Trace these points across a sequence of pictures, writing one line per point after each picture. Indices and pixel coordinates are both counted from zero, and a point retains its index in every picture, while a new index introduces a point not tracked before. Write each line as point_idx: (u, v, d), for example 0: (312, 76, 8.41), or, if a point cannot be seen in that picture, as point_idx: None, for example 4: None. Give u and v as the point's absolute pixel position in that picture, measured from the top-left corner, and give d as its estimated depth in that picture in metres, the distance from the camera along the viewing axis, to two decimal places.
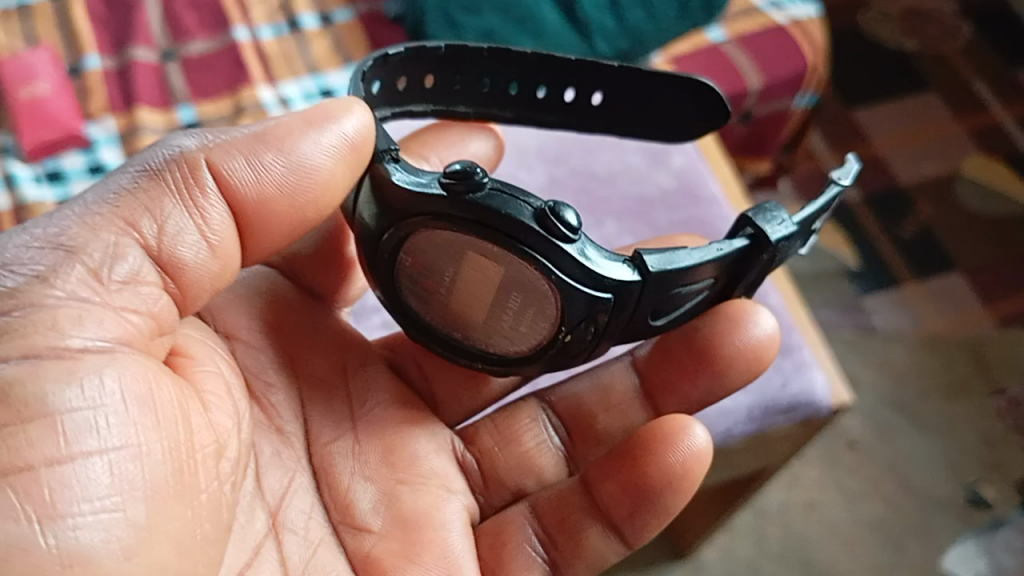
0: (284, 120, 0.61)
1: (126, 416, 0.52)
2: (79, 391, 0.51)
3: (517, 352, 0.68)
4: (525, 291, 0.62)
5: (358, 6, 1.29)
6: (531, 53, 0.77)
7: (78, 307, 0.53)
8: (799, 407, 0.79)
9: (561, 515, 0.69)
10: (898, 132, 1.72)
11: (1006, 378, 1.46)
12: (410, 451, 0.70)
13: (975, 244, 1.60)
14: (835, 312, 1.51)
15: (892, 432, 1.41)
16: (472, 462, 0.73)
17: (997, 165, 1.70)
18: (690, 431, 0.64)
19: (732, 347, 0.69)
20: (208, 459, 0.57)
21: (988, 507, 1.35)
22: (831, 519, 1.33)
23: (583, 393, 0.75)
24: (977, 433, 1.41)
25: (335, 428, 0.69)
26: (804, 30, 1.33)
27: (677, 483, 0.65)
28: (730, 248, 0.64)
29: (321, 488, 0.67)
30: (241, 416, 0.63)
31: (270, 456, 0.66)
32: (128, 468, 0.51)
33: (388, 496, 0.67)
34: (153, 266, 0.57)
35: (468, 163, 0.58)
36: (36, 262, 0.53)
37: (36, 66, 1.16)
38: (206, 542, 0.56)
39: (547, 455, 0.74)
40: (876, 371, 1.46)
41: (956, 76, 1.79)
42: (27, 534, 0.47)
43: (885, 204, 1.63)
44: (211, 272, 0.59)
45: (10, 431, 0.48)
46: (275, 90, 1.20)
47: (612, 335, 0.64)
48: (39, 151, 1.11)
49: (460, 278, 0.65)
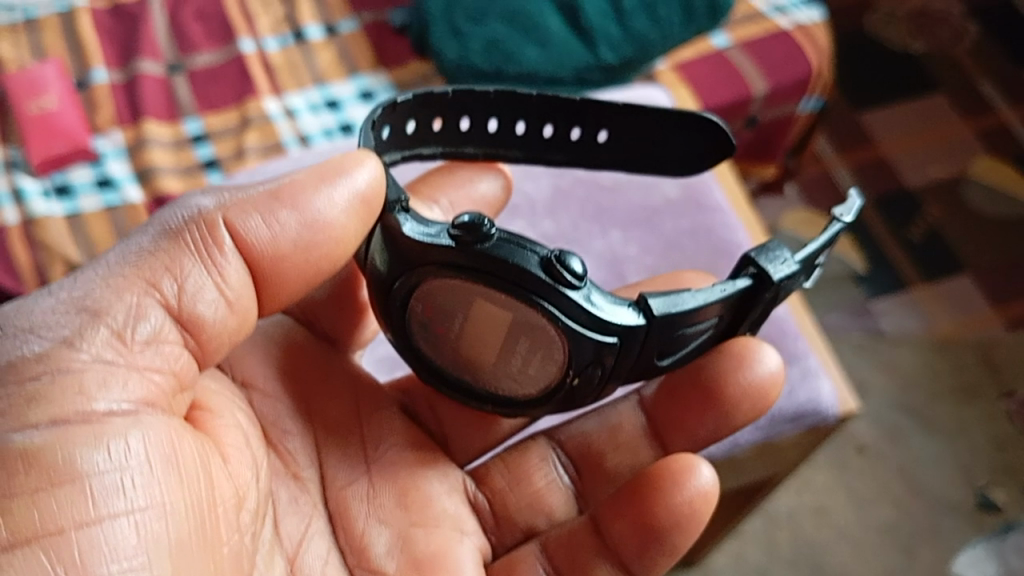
0: (298, 176, 0.61)
1: (150, 476, 0.52)
2: (105, 453, 0.51)
3: (525, 395, 0.69)
4: (532, 337, 0.63)
5: (363, 16, 1.30)
6: (537, 94, 0.76)
7: (103, 370, 0.53)
8: (806, 415, 0.78)
9: (571, 554, 0.68)
10: (905, 134, 1.71)
11: (1015, 380, 1.46)
12: (423, 494, 0.70)
13: (984, 245, 1.60)
14: (844, 316, 1.51)
15: (901, 436, 1.41)
16: (484, 502, 0.73)
17: (1005, 166, 1.69)
18: (696, 471, 0.64)
19: (738, 386, 0.69)
20: (229, 512, 0.58)
21: (998, 511, 1.35)
22: (841, 524, 1.33)
23: (591, 432, 0.75)
24: (987, 436, 1.41)
25: (350, 472, 0.70)
26: (809, 33, 1.32)
27: (684, 523, 0.64)
28: (734, 289, 0.63)
29: (337, 532, 0.68)
30: (259, 465, 0.64)
31: (286, 502, 0.67)
32: (154, 528, 0.51)
33: (402, 540, 0.67)
34: (174, 325, 0.57)
35: (477, 215, 0.58)
36: (61, 326, 0.53)
37: (43, 79, 1.17)
38: None
39: (557, 494, 0.74)
40: (885, 374, 1.46)
41: (963, 77, 1.79)
42: None
43: (893, 207, 1.63)
44: (230, 328, 0.60)
45: (41, 495, 0.49)
46: (281, 102, 1.21)
47: (618, 373, 0.65)
48: (47, 165, 1.12)
49: (469, 325, 0.65)
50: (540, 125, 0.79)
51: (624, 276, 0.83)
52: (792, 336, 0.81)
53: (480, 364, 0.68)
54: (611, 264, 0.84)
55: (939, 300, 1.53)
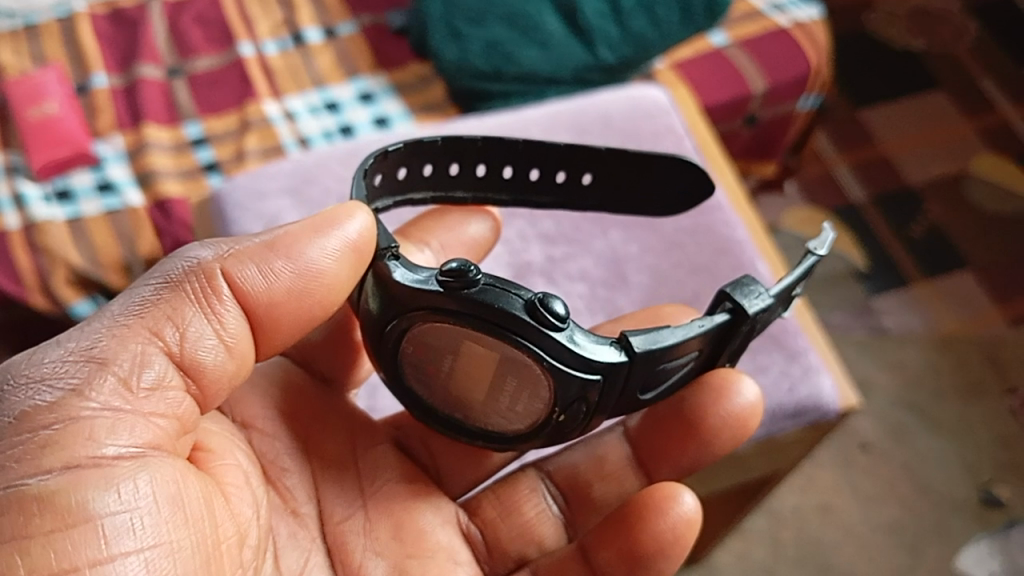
0: (291, 228, 0.62)
1: (158, 517, 0.52)
2: (115, 494, 0.51)
3: (515, 430, 0.68)
4: (520, 376, 0.62)
5: (362, 19, 1.30)
6: (522, 140, 0.74)
7: (112, 416, 0.53)
8: (807, 411, 0.78)
9: None
10: (906, 133, 1.71)
11: (1019, 378, 1.46)
12: (417, 526, 0.69)
13: (986, 242, 1.60)
14: (847, 314, 1.51)
15: (905, 433, 1.40)
16: (476, 533, 0.72)
17: (1006, 163, 1.69)
18: (679, 499, 0.64)
19: (719, 417, 0.70)
20: (231, 549, 0.58)
21: (1003, 508, 1.34)
22: (845, 522, 1.33)
23: (579, 462, 0.75)
24: (991, 432, 1.41)
25: (348, 506, 0.69)
26: (808, 32, 1.32)
27: (670, 549, 0.64)
28: (711, 323, 0.64)
29: (335, 566, 0.67)
30: (260, 502, 0.64)
31: (285, 536, 0.66)
32: (162, 565, 0.51)
33: (399, 569, 0.66)
34: (177, 370, 0.57)
35: (464, 261, 0.58)
36: (70, 375, 0.53)
37: (45, 85, 1.17)
38: None
39: (547, 524, 0.73)
40: (888, 372, 1.46)
41: (963, 75, 1.79)
42: None
43: (894, 205, 1.63)
44: (230, 372, 0.59)
45: (56, 537, 0.49)
46: (281, 105, 1.21)
47: (604, 410, 0.65)
48: (48, 169, 1.12)
49: (458, 366, 0.65)
50: (527, 168, 0.77)
51: (625, 276, 0.83)
52: (793, 329, 0.80)
53: (471, 403, 0.68)
54: (612, 262, 0.84)
55: (942, 298, 1.53)
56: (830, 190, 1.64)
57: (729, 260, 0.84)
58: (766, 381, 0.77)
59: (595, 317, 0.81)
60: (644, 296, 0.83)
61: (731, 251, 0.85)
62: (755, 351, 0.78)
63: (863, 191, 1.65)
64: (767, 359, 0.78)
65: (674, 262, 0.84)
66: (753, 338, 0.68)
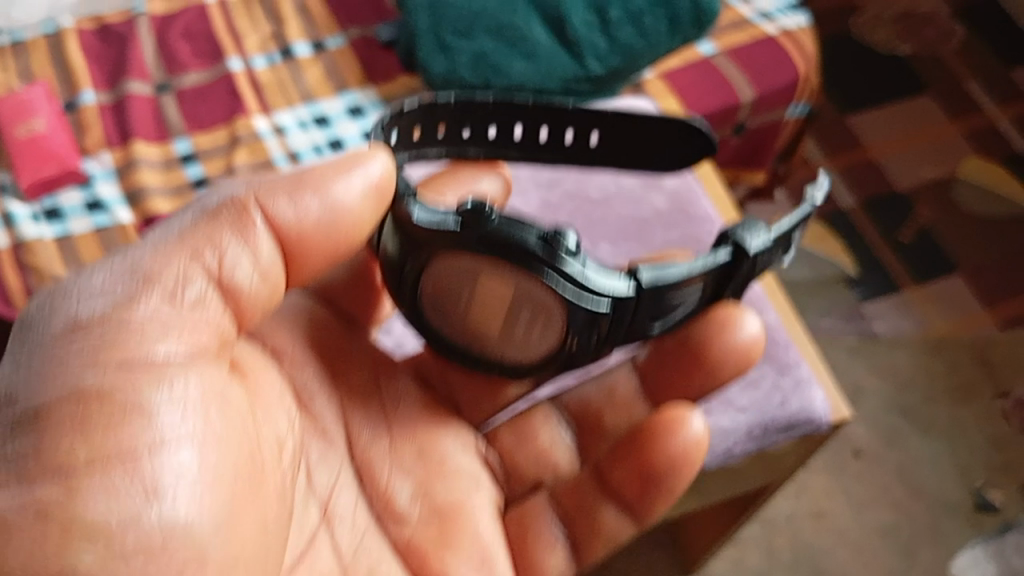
0: (319, 166, 0.61)
1: (207, 423, 0.52)
2: (167, 392, 0.51)
3: (529, 360, 0.70)
4: (533, 307, 0.63)
5: (351, 33, 1.30)
6: (529, 98, 0.75)
7: (158, 321, 0.53)
8: (799, 425, 0.77)
9: (575, 500, 0.71)
10: (894, 136, 1.72)
11: (1010, 380, 1.47)
12: (440, 450, 0.71)
13: (975, 245, 1.60)
14: (838, 319, 1.51)
15: (898, 437, 1.41)
16: (494, 461, 0.75)
17: (995, 165, 1.70)
18: (690, 422, 0.67)
19: (724, 347, 0.69)
20: (268, 454, 0.58)
21: (997, 511, 1.35)
22: (840, 527, 1.33)
23: (591, 391, 0.76)
24: (984, 435, 1.42)
25: (373, 431, 0.70)
26: (795, 40, 1.33)
27: (680, 467, 0.67)
28: (715, 260, 0.65)
29: (363, 483, 0.69)
30: (291, 416, 0.64)
31: (317, 457, 0.66)
32: (211, 458, 0.52)
33: (423, 490, 0.70)
34: (217, 293, 0.56)
35: (479, 203, 0.59)
36: (117, 287, 0.52)
37: (32, 102, 1.17)
38: (275, 530, 0.57)
39: (560, 452, 0.76)
40: (880, 376, 1.46)
41: (951, 78, 1.79)
42: (134, 509, 0.48)
43: (883, 210, 1.63)
44: (266, 297, 0.59)
45: (110, 423, 0.49)
46: (270, 120, 1.21)
47: (613, 340, 0.66)
48: (37, 188, 1.12)
49: (476, 298, 0.66)
50: (535, 123, 0.78)
51: None
52: (783, 343, 0.79)
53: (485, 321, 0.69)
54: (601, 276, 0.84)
55: (933, 302, 1.53)
56: (819, 195, 1.64)
57: None
58: (756, 395, 0.77)
59: None
60: None
61: None
62: None
63: (852, 196, 1.65)
64: (758, 372, 0.78)
65: None
66: (758, 276, 0.69)
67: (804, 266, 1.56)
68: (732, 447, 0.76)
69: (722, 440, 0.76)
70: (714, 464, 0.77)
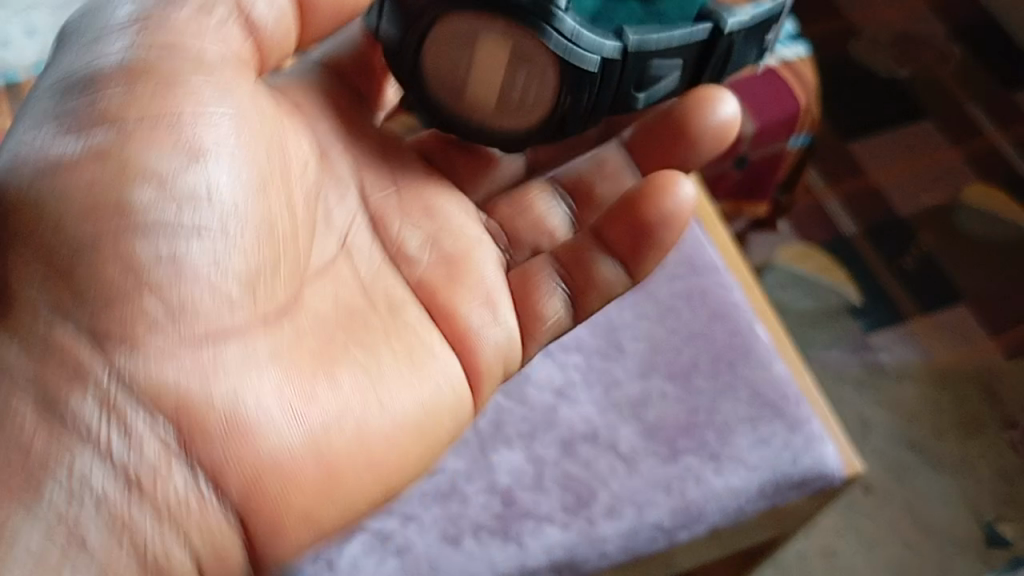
0: None
1: (239, 198, 0.57)
2: (185, 156, 0.55)
3: (525, 131, 0.67)
4: (528, 65, 0.62)
5: None
6: None
7: (193, 29, 0.58)
8: (811, 481, 0.76)
9: (573, 250, 0.70)
10: (894, 162, 1.71)
11: (1018, 411, 1.46)
12: (438, 206, 0.69)
13: (979, 272, 1.59)
14: (844, 350, 1.49)
15: (907, 470, 1.39)
16: (496, 230, 0.72)
17: (995, 190, 1.69)
18: (679, 186, 0.67)
19: (705, 126, 0.72)
20: (300, 224, 0.62)
21: (1007, 545, 1.34)
22: (850, 564, 1.31)
23: (579, 164, 0.75)
24: (993, 467, 1.40)
25: (382, 187, 0.68)
26: (796, 72, 1.30)
27: (676, 220, 0.67)
28: (695, 32, 0.64)
29: (376, 231, 0.67)
30: (309, 162, 0.64)
31: (336, 201, 0.66)
32: (231, 222, 0.56)
33: (433, 239, 0.68)
34: (236, 22, 0.59)
35: None
36: (133, 41, 0.56)
37: None
38: (296, 237, 0.61)
39: (558, 220, 0.73)
40: (888, 408, 1.44)
41: (950, 100, 1.78)
42: (155, 263, 0.53)
43: (886, 237, 1.62)
44: (281, 38, 0.62)
45: (126, 153, 0.53)
46: None
47: (604, 105, 0.65)
48: None
49: (472, 70, 0.64)
50: None
51: (621, 345, 0.79)
52: (795, 401, 0.77)
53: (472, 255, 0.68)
54: (607, 332, 0.79)
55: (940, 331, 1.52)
56: (822, 224, 1.63)
57: (726, 324, 0.80)
58: (768, 453, 0.75)
59: (593, 390, 0.76)
60: (639, 368, 0.78)
61: (728, 315, 0.81)
62: (759, 419, 0.76)
63: (854, 223, 1.64)
64: (771, 429, 0.76)
65: (670, 330, 0.80)
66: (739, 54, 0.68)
67: (808, 295, 1.54)
68: (744, 505, 0.74)
69: (733, 499, 0.74)
70: (725, 522, 0.75)
